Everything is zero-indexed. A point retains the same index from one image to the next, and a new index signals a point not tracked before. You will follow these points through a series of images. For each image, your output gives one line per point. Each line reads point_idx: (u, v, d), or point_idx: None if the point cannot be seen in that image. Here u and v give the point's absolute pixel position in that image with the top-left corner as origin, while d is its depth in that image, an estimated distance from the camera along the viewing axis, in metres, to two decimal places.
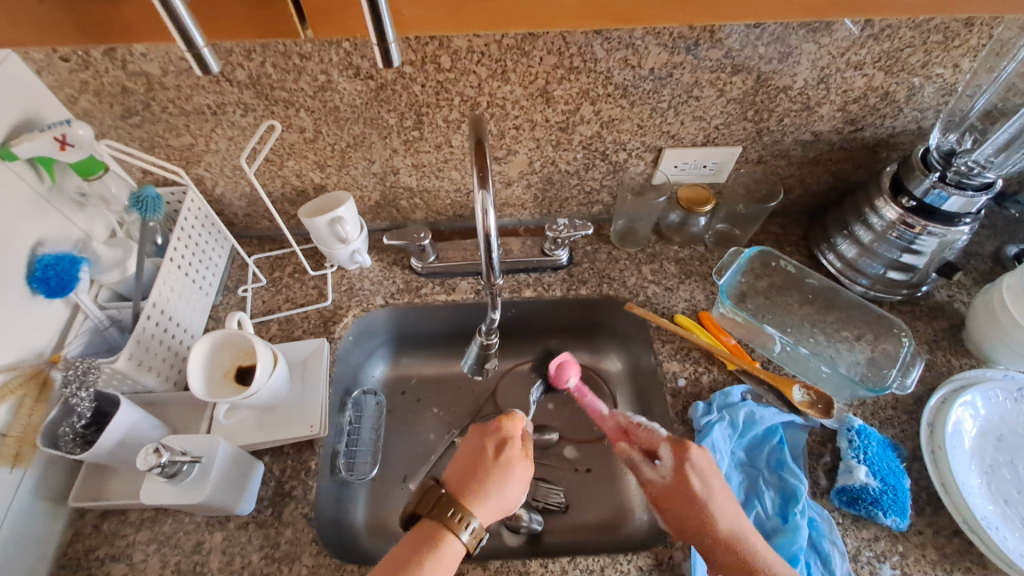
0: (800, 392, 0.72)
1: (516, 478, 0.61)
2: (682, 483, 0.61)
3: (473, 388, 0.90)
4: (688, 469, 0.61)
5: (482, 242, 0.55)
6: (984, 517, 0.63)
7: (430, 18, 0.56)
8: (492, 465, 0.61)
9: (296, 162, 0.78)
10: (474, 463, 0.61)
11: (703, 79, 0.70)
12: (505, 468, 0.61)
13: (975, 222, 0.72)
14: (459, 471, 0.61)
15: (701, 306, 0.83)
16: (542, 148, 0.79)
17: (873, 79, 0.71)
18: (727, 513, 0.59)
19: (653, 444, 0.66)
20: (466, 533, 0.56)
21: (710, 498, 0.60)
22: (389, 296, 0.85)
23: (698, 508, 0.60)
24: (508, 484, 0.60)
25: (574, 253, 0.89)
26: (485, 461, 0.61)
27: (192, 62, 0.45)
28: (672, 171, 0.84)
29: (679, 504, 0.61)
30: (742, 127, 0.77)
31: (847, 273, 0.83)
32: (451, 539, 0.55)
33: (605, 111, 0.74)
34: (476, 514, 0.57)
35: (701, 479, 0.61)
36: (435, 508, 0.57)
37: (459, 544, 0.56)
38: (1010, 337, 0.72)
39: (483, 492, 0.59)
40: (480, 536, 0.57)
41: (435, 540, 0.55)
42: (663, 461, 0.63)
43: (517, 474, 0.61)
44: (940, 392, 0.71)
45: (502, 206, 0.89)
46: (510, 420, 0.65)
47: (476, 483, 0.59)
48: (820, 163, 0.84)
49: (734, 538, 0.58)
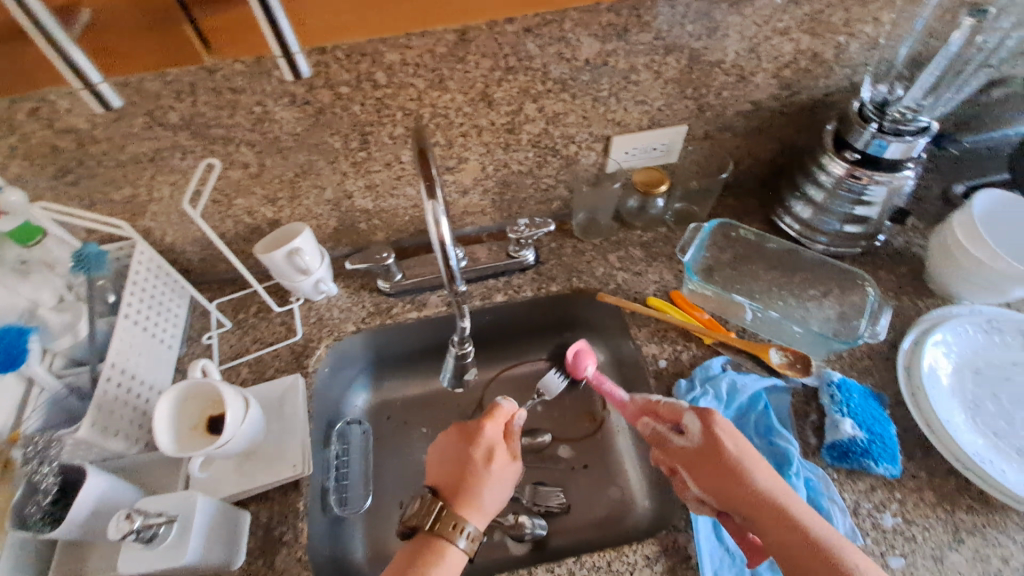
0: (777, 354, 0.72)
1: (494, 473, 0.61)
2: (713, 446, 0.60)
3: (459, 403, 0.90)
4: (714, 431, 0.61)
5: (439, 253, 0.52)
6: (976, 452, 0.64)
7: (335, 26, 0.58)
8: (477, 468, 0.61)
9: (245, 199, 0.76)
10: (460, 468, 0.61)
11: (639, 64, 0.71)
12: (494, 475, 0.61)
13: (918, 166, 0.75)
14: (453, 478, 0.61)
15: (671, 285, 0.83)
16: (493, 152, 0.79)
17: (800, 43, 0.73)
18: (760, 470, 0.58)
19: (676, 416, 0.65)
20: (462, 539, 0.56)
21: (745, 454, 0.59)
22: (360, 321, 0.83)
23: (732, 471, 0.58)
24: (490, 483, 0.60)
25: (539, 252, 0.89)
26: (472, 463, 0.61)
27: (92, 100, 0.45)
28: (624, 158, 0.85)
29: (710, 469, 0.60)
30: (684, 105, 0.79)
31: (807, 234, 0.86)
32: (450, 548, 0.55)
33: (549, 106, 0.74)
34: (468, 519, 0.57)
35: (731, 440, 0.60)
36: (437, 523, 0.56)
37: (457, 551, 0.55)
38: (967, 273, 0.73)
39: (473, 495, 0.59)
40: (478, 540, 0.57)
41: (437, 553, 0.55)
42: (687, 429, 0.63)
43: (497, 468, 0.61)
44: (911, 335, 0.73)
45: (462, 215, 0.89)
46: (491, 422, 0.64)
47: (464, 484, 0.59)
48: (764, 131, 0.86)
49: (771, 496, 0.56)
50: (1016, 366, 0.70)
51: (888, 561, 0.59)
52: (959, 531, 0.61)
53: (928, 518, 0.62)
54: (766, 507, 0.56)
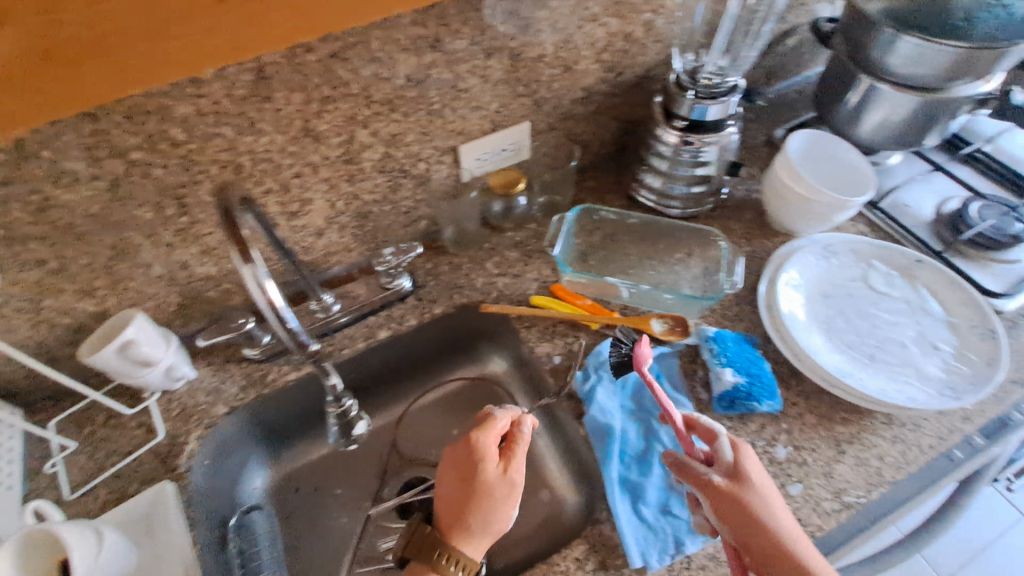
0: (658, 323, 0.75)
1: (495, 491, 0.61)
2: (743, 478, 0.58)
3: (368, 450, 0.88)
4: (746, 463, 0.59)
5: (273, 317, 0.48)
6: (837, 369, 0.69)
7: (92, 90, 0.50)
8: (473, 488, 0.61)
9: (56, 298, 0.66)
10: (459, 498, 0.61)
11: (463, 71, 0.69)
12: (492, 492, 0.61)
13: (737, 122, 0.81)
14: (450, 505, 0.62)
15: (551, 280, 0.84)
16: (336, 186, 0.74)
17: (610, 26, 0.76)
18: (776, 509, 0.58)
19: (712, 438, 0.62)
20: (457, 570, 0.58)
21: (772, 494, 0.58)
22: (233, 399, 0.76)
23: (762, 508, 0.56)
24: (492, 500, 0.61)
25: (416, 276, 0.86)
26: (468, 484, 0.62)
27: None
28: (476, 165, 0.84)
29: (735, 500, 0.56)
30: (520, 103, 0.79)
31: (663, 203, 0.89)
32: None
33: (382, 129, 0.70)
34: (464, 550, 0.59)
35: (760, 476, 0.59)
36: (427, 553, 0.59)
37: None
38: (795, 211, 0.80)
39: (465, 523, 0.60)
40: (475, 568, 0.59)
41: None
42: (724, 455, 0.60)
43: (496, 485, 0.61)
44: (766, 275, 0.78)
45: (325, 257, 0.83)
46: (484, 431, 0.64)
47: (457, 515, 0.60)
48: (603, 113, 0.88)
49: (789, 538, 0.55)
50: (856, 283, 0.77)
51: (788, 490, 0.63)
52: (840, 444, 0.66)
53: (814, 439, 0.67)
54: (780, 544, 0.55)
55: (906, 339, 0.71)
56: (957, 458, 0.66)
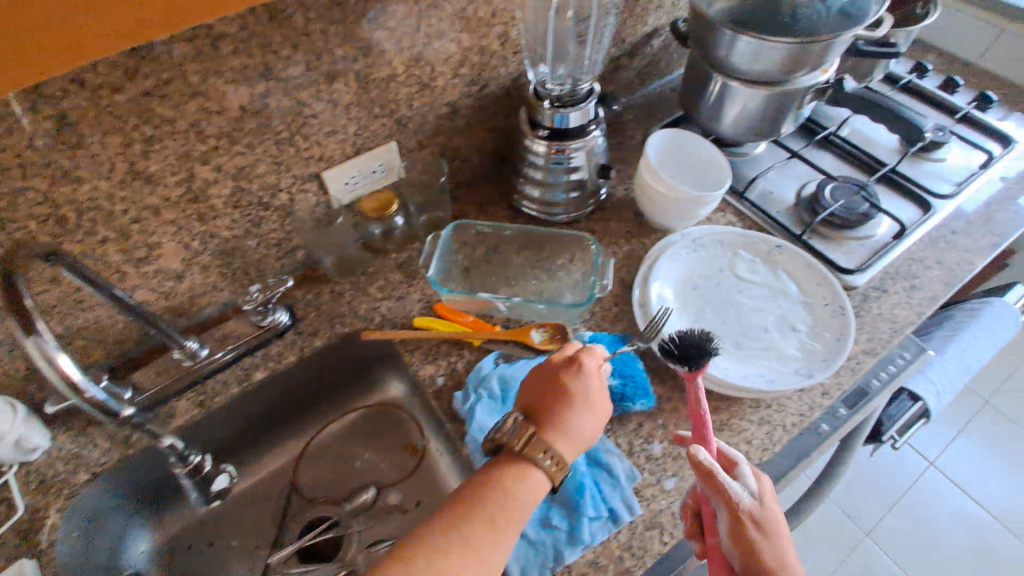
0: (538, 332, 0.76)
1: (589, 404, 0.59)
2: (765, 507, 0.55)
3: (269, 493, 0.86)
4: (766, 492, 0.56)
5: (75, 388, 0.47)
6: None
7: None
8: (568, 395, 0.59)
9: None
10: (556, 395, 0.59)
11: (305, 97, 0.66)
12: (586, 403, 0.59)
13: (601, 125, 0.82)
14: (541, 408, 0.59)
15: (435, 298, 0.83)
16: (187, 227, 0.70)
17: (463, 40, 0.74)
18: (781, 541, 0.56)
19: (733, 463, 0.57)
20: (546, 461, 0.55)
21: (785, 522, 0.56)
22: (98, 464, 0.71)
23: (778, 534, 0.53)
24: (578, 412, 0.58)
25: (296, 308, 0.83)
26: (564, 392, 0.59)
27: None
28: (346, 189, 0.81)
29: (757, 529, 0.53)
30: (380, 124, 0.77)
31: (545, 210, 0.89)
32: (534, 471, 0.54)
33: (226, 163, 0.67)
34: (554, 443, 0.56)
35: (776, 507, 0.56)
36: (525, 444, 0.55)
37: (541, 474, 0.55)
38: (660, 211, 0.82)
39: (562, 425, 0.57)
40: (559, 470, 0.55)
41: (523, 474, 0.54)
42: (749, 481, 0.56)
43: (591, 399, 0.59)
44: (640, 274, 0.80)
45: (193, 299, 0.79)
46: (589, 353, 0.63)
47: (558, 414, 0.58)
48: (475, 125, 0.88)
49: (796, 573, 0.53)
50: (723, 273, 0.80)
51: (663, 485, 0.65)
52: (711, 433, 0.69)
53: (687, 432, 0.69)
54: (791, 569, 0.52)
55: (768, 324, 0.75)
56: (823, 431, 0.69)
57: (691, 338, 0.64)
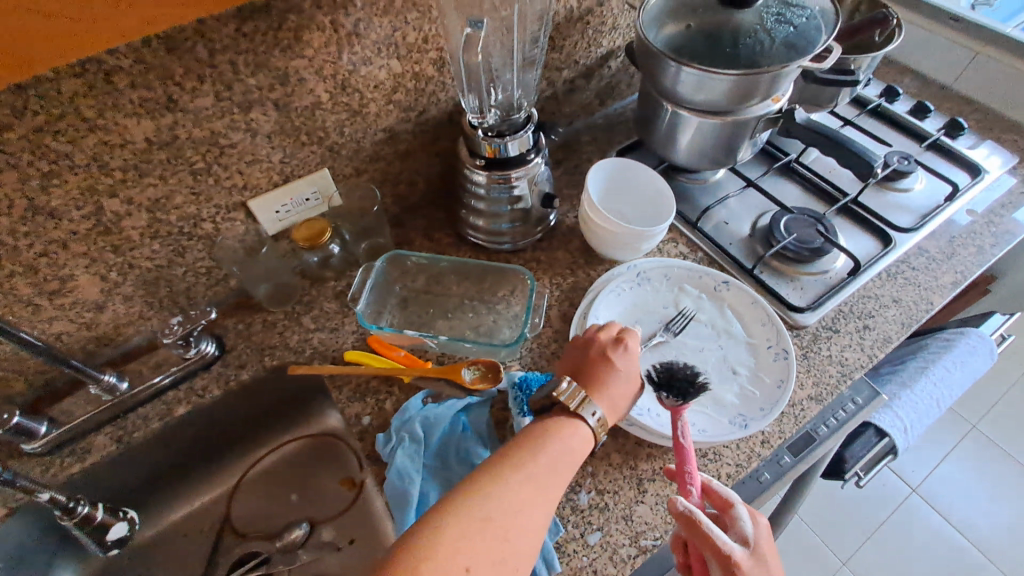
0: (468, 371, 0.72)
1: (622, 376, 0.61)
2: (757, 552, 0.55)
3: (201, 526, 0.83)
4: (759, 537, 0.57)
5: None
6: (635, 407, 0.67)
7: None
8: (607, 365, 0.62)
9: None
10: (602, 363, 0.62)
11: (220, 127, 0.65)
12: (618, 373, 0.61)
13: (542, 153, 0.80)
14: (585, 373, 0.61)
15: (368, 330, 0.80)
16: (102, 258, 0.68)
17: (392, 67, 0.72)
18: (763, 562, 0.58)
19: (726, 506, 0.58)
20: (592, 419, 0.57)
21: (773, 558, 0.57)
22: (13, 498, 0.70)
23: None
24: (620, 381, 0.61)
25: (226, 338, 0.80)
26: (605, 362, 0.62)
27: None
28: (277, 217, 0.79)
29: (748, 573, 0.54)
30: (308, 151, 0.74)
31: (492, 240, 0.86)
32: (581, 425, 0.57)
33: (138, 195, 0.65)
34: (599, 404, 0.59)
35: (770, 551, 0.57)
36: (579, 400, 0.58)
37: (586, 429, 0.57)
38: (603, 244, 0.79)
39: (608, 388, 0.60)
40: (603, 428, 0.58)
41: (570, 428, 0.56)
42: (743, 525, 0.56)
43: (625, 371, 0.62)
44: (579, 309, 0.76)
45: (118, 329, 0.77)
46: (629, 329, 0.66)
47: (602, 377, 0.61)
48: (417, 151, 0.85)
49: None
50: (666, 310, 0.77)
51: (586, 539, 0.62)
52: (642, 483, 0.66)
53: (617, 481, 0.66)
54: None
55: (708, 366, 0.71)
56: (765, 479, 0.66)
57: (676, 373, 0.67)
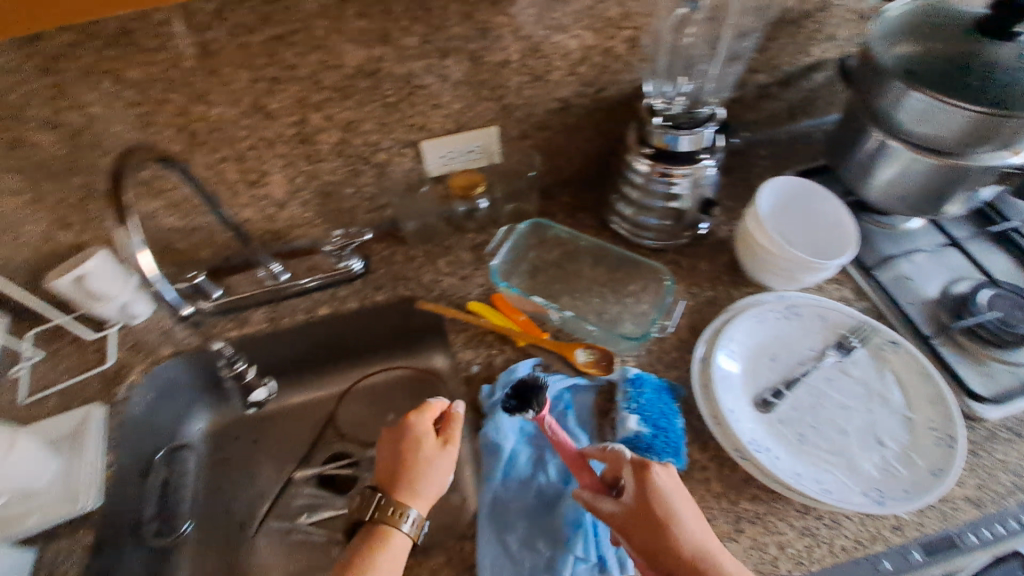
0: (583, 351, 0.72)
1: (444, 460, 0.63)
2: (650, 510, 0.54)
3: (307, 416, 0.92)
4: (653, 491, 0.55)
5: (150, 282, 0.71)
6: (752, 441, 0.62)
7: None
8: (412, 455, 0.63)
9: (35, 225, 0.73)
10: (412, 454, 0.63)
11: (418, 67, 0.69)
12: (428, 461, 0.63)
13: (716, 156, 0.74)
14: (386, 467, 0.63)
15: (494, 288, 0.82)
16: (294, 164, 0.77)
17: (586, 39, 0.72)
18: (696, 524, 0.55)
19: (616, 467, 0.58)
20: (406, 525, 0.59)
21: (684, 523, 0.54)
22: (179, 344, 0.82)
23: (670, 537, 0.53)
24: (442, 459, 0.63)
25: (370, 261, 0.88)
26: (416, 450, 0.63)
27: None
28: (441, 161, 0.83)
29: (643, 533, 0.53)
30: (485, 106, 0.77)
31: (635, 233, 0.84)
32: (395, 533, 0.58)
33: (336, 115, 0.72)
34: (414, 506, 0.60)
35: (668, 499, 0.54)
36: (376, 510, 0.59)
37: (404, 537, 0.59)
38: (759, 259, 0.72)
39: (416, 484, 0.61)
40: (422, 524, 0.60)
41: (381, 537, 0.58)
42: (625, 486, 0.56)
43: (446, 451, 0.64)
44: (714, 323, 0.71)
45: (289, 228, 0.87)
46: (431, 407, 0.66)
47: (411, 474, 0.62)
48: (584, 127, 0.85)
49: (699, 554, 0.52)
50: (812, 352, 0.69)
51: None
52: (739, 521, 0.59)
53: (711, 510, 0.59)
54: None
55: (849, 428, 0.63)
56: (884, 568, 0.56)
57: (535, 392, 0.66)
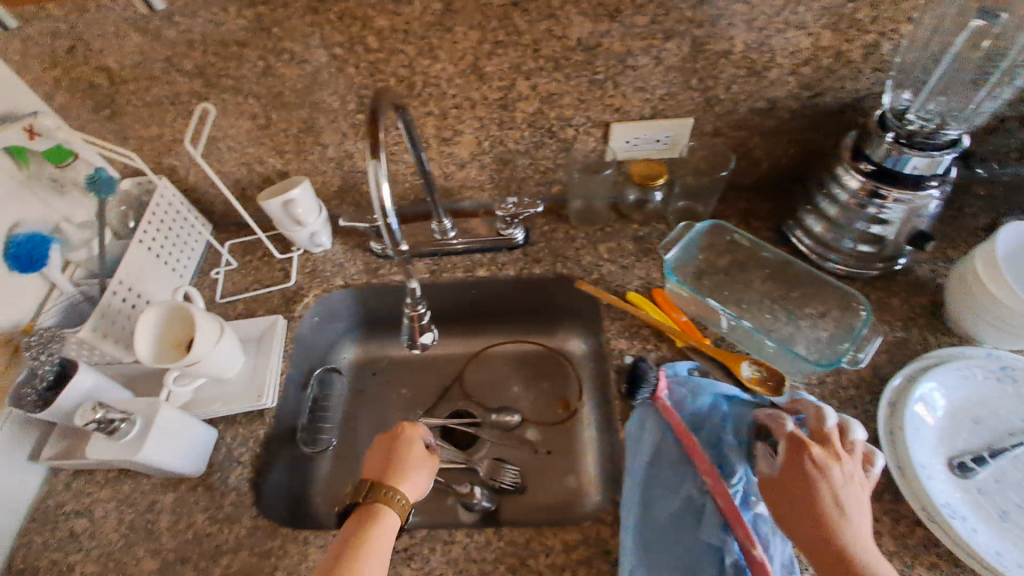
0: (749, 367, 0.70)
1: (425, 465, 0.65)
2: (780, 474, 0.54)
3: (440, 370, 0.96)
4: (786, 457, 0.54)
5: (382, 217, 0.54)
6: (947, 505, 0.58)
7: None
8: (406, 454, 0.64)
9: (256, 149, 0.82)
10: (391, 452, 0.64)
11: (637, 47, 0.68)
12: (418, 458, 0.64)
13: (943, 187, 0.67)
14: (376, 463, 0.64)
15: (655, 283, 0.81)
16: (487, 127, 0.79)
17: (819, 39, 0.67)
18: (857, 514, 0.50)
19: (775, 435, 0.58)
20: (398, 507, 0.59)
21: (834, 505, 0.50)
22: (350, 278, 0.88)
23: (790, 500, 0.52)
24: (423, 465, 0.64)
25: (531, 233, 0.89)
26: (404, 450, 0.65)
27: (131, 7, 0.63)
28: (624, 147, 0.82)
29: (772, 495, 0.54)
30: (689, 96, 0.75)
31: (818, 249, 0.79)
32: (388, 515, 0.58)
33: (542, 85, 0.73)
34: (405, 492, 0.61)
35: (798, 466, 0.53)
36: (371, 490, 0.59)
37: (395, 519, 0.58)
38: (976, 305, 0.66)
39: (407, 474, 0.62)
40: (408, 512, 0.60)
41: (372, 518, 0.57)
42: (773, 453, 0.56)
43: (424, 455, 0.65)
44: (907, 369, 0.67)
45: (461, 188, 0.90)
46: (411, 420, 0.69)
47: (395, 467, 0.63)
48: (782, 133, 0.80)
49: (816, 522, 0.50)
50: None
51: None
52: None
53: None
54: (843, 567, 0.47)
55: None
56: None
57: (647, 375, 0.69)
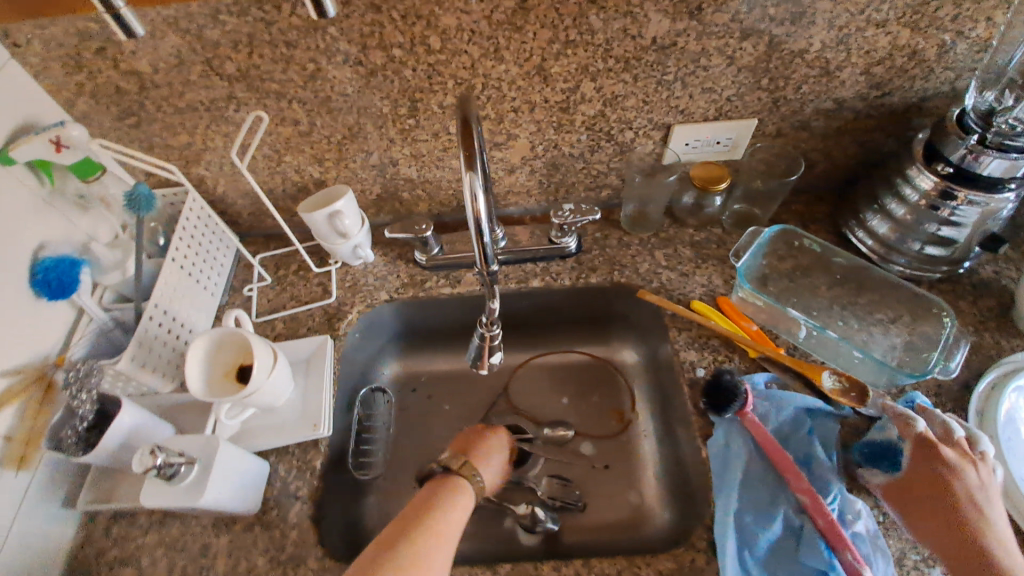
0: (830, 378, 0.66)
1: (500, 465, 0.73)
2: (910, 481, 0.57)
3: (484, 383, 0.92)
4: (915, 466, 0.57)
5: (473, 229, 0.50)
6: None
7: None
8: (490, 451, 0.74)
9: (294, 156, 0.76)
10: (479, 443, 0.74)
11: (711, 47, 0.65)
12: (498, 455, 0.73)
13: (1021, 189, 0.65)
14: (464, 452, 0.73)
15: (719, 290, 0.78)
16: (544, 131, 0.75)
17: (898, 38, 0.65)
18: (992, 512, 0.54)
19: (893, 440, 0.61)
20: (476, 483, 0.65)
21: (970, 504, 0.54)
22: (394, 291, 0.83)
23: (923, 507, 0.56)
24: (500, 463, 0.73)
25: (583, 240, 0.85)
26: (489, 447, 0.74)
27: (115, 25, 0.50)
28: (683, 149, 0.79)
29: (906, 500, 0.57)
30: (756, 97, 0.72)
31: (881, 251, 0.78)
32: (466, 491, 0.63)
33: (607, 87, 0.69)
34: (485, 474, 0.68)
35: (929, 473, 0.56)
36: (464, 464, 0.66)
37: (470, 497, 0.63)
38: None
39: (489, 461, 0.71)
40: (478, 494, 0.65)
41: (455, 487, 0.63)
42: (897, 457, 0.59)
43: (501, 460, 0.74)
44: (989, 376, 0.65)
45: (507, 195, 0.86)
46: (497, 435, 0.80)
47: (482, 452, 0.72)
48: (844, 134, 0.78)
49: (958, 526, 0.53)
50: None
51: None
52: None
53: None
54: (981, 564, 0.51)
55: None
56: None
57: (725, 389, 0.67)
